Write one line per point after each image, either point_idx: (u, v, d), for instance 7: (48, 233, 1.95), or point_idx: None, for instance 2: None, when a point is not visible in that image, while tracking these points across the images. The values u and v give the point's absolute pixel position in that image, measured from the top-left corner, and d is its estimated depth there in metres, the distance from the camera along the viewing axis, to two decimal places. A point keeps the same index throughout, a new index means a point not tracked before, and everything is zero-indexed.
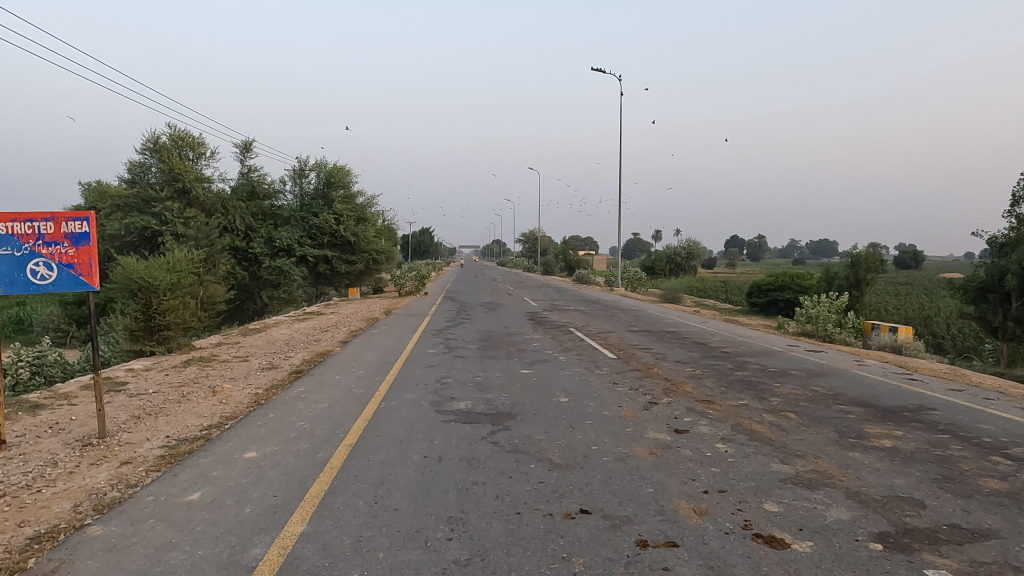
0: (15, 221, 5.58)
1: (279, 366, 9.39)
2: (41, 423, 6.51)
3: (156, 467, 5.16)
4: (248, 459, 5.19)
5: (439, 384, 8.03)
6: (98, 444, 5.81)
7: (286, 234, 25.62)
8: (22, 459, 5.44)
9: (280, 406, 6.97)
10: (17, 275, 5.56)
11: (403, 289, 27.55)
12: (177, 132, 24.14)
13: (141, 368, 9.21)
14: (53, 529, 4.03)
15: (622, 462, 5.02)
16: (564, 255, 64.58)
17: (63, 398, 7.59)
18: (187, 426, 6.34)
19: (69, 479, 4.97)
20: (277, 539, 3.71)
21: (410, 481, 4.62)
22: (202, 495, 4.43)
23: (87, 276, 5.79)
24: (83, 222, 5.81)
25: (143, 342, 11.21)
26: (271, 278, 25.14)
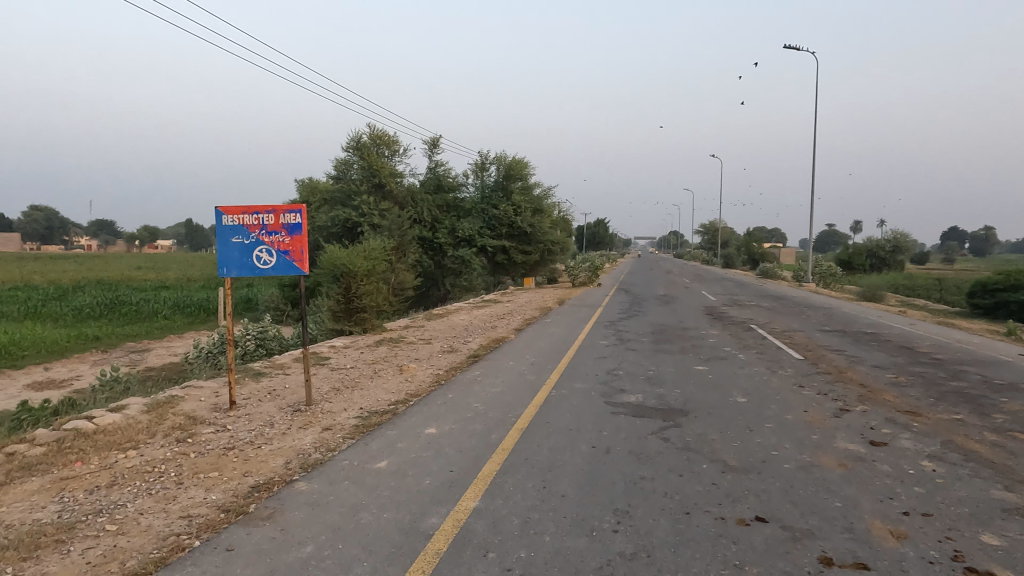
0: (245, 213, 6.52)
1: (457, 350, 9.95)
2: (262, 389, 7.54)
3: (350, 434, 5.73)
4: (428, 435, 5.58)
5: (609, 376, 7.99)
6: (306, 411, 6.59)
7: (468, 225, 26.98)
8: (247, 419, 6.34)
9: (458, 387, 7.39)
10: (246, 259, 6.53)
11: (576, 280, 27.84)
12: (376, 131, 26.40)
13: (341, 345, 10.26)
14: (269, 480, 4.65)
15: (806, 471, 4.63)
16: (746, 247, 60.95)
17: (279, 368, 8.72)
18: (377, 400, 6.98)
19: (282, 438, 5.70)
20: (451, 512, 3.93)
21: (577, 469, 4.67)
22: (388, 464, 4.84)
23: (298, 262, 6.54)
24: (296, 214, 6.54)
25: (344, 322, 12.45)
26: (454, 266, 26.66)
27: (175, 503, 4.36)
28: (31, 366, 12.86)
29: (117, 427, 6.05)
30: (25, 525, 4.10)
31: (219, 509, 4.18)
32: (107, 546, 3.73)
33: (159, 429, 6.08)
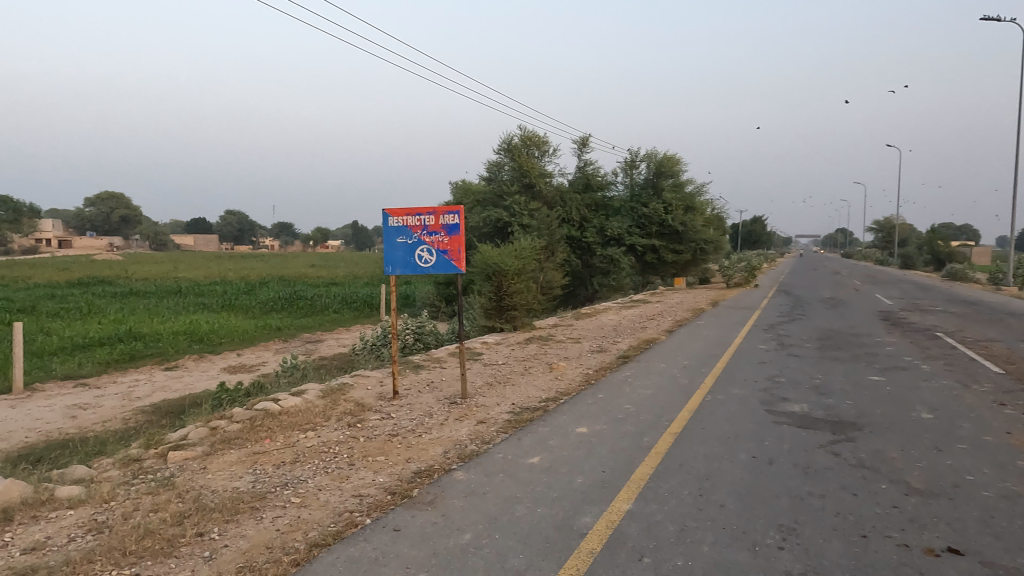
0: (409, 214, 6.96)
1: (607, 350, 9.88)
2: (421, 381, 7.99)
3: (504, 428, 5.90)
4: (580, 434, 5.60)
5: (769, 383, 7.53)
6: (462, 403, 6.88)
7: (616, 223, 26.72)
8: (409, 409, 6.74)
9: (608, 388, 7.34)
10: (408, 258, 6.94)
11: (731, 280, 26.56)
12: (527, 133, 26.93)
13: (493, 342, 10.59)
14: (430, 468, 4.92)
15: (1011, 501, 4.06)
16: (929, 245, 54.69)
17: (437, 362, 9.18)
18: (529, 396, 7.12)
19: (440, 429, 6.00)
20: (605, 512, 3.92)
21: (736, 479, 4.45)
22: (541, 460, 4.92)
23: (456, 261, 6.83)
24: (455, 214, 6.84)
25: (495, 319, 12.95)
26: (602, 266, 26.51)
27: (348, 482, 4.75)
28: (226, 352, 14.59)
29: (298, 410, 6.70)
30: (227, 492, 4.67)
31: (386, 491, 4.49)
32: (292, 517, 4.15)
33: (332, 414, 6.64)
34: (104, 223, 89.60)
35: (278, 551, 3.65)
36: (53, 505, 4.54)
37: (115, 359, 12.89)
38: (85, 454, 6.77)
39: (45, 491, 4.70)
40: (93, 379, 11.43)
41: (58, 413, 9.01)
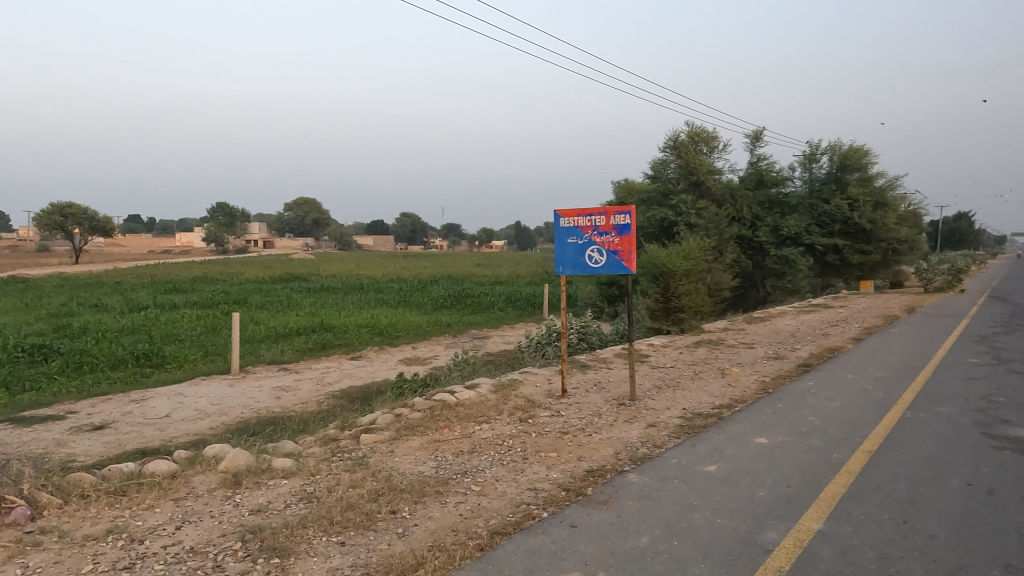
0: (580, 215, 7.05)
1: (785, 357, 9.26)
2: (589, 380, 8.03)
3: (676, 433, 5.76)
4: (759, 444, 5.32)
5: (985, 402, 6.62)
6: (630, 405, 6.82)
7: (793, 222, 24.92)
8: (577, 408, 6.82)
9: (789, 398, 6.89)
10: (579, 259, 7.03)
11: (929, 284, 23.71)
12: (695, 128, 26.00)
13: (660, 344, 10.37)
14: (602, 467, 4.94)
15: None
16: None
17: (603, 362, 9.18)
18: (700, 402, 6.88)
19: (610, 429, 6.00)
20: (792, 530, 3.69)
21: (948, 508, 3.98)
22: (718, 469, 4.75)
23: (626, 261, 6.77)
24: (626, 215, 6.79)
25: (661, 321, 12.70)
26: (776, 267, 24.85)
27: (523, 475, 4.92)
28: (403, 345, 15.70)
29: (472, 402, 7.04)
30: (414, 475, 5.03)
31: (561, 487, 4.59)
32: (474, 504, 4.38)
33: (505, 408, 6.90)
34: (300, 225, 100.32)
35: (463, 535, 3.87)
36: (271, 473, 5.18)
37: (310, 347, 14.38)
38: (290, 431, 7.63)
39: (264, 461, 5.37)
40: (293, 364, 12.85)
41: (266, 394, 10.24)
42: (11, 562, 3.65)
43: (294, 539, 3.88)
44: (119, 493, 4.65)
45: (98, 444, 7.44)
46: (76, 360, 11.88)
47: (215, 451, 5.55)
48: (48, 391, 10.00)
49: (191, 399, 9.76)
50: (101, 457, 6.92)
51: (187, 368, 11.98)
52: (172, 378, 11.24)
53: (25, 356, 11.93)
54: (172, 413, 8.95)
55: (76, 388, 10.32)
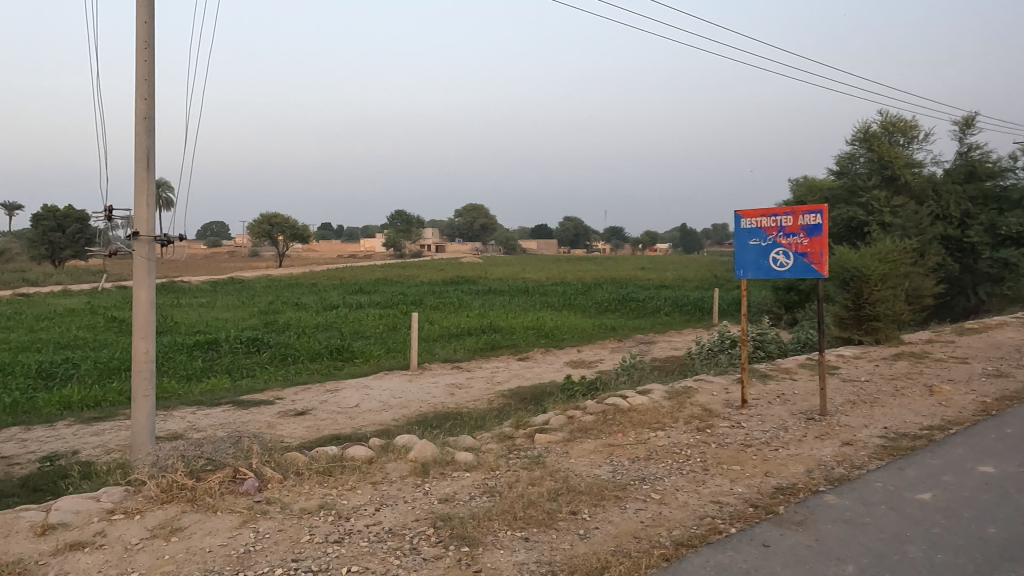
0: (764, 216, 6.67)
1: (1009, 375, 8.04)
2: (771, 392, 7.54)
3: (878, 454, 5.22)
4: (983, 474, 4.66)
5: None
6: (821, 421, 6.30)
7: (1016, 219, 21.50)
8: (760, 420, 6.43)
9: (1019, 422, 5.96)
10: (762, 262, 6.64)
11: None
12: (889, 118, 23.63)
13: (852, 356, 9.47)
14: (793, 485, 4.61)
15: None
16: None
17: (786, 373, 8.58)
18: (905, 421, 6.17)
19: (799, 445, 5.59)
20: None
21: None
22: (934, 498, 4.23)
23: (816, 264, 6.26)
24: (817, 214, 6.28)
25: (852, 330, 11.63)
26: (992, 271, 21.63)
27: (705, 486, 4.73)
28: (569, 348, 15.83)
29: (646, 408, 6.91)
30: (592, 478, 5.04)
31: (748, 503, 4.34)
32: (655, 512, 4.29)
33: (680, 416, 6.69)
34: (468, 230, 105.21)
35: (646, 542, 3.81)
36: (455, 465, 5.46)
37: (481, 347, 14.99)
38: (466, 426, 8.00)
39: (448, 453, 5.67)
40: (465, 363, 13.47)
41: (442, 390, 10.83)
42: (246, 526, 4.20)
43: (481, 530, 4.06)
44: (326, 473, 5.15)
45: (302, 427, 8.33)
46: (283, 352, 13.41)
47: (405, 440, 5.96)
48: (261, 379, 11.38)
49: (377, 392, 10.59)
50: (306, 440, 7.73)
51: (373, 363, 13.03)
52: (360, 371, 12.28)
53: (243, 347, 13.70)
54: (361, 403, 9.77)
55: (282, 377, 11.64)
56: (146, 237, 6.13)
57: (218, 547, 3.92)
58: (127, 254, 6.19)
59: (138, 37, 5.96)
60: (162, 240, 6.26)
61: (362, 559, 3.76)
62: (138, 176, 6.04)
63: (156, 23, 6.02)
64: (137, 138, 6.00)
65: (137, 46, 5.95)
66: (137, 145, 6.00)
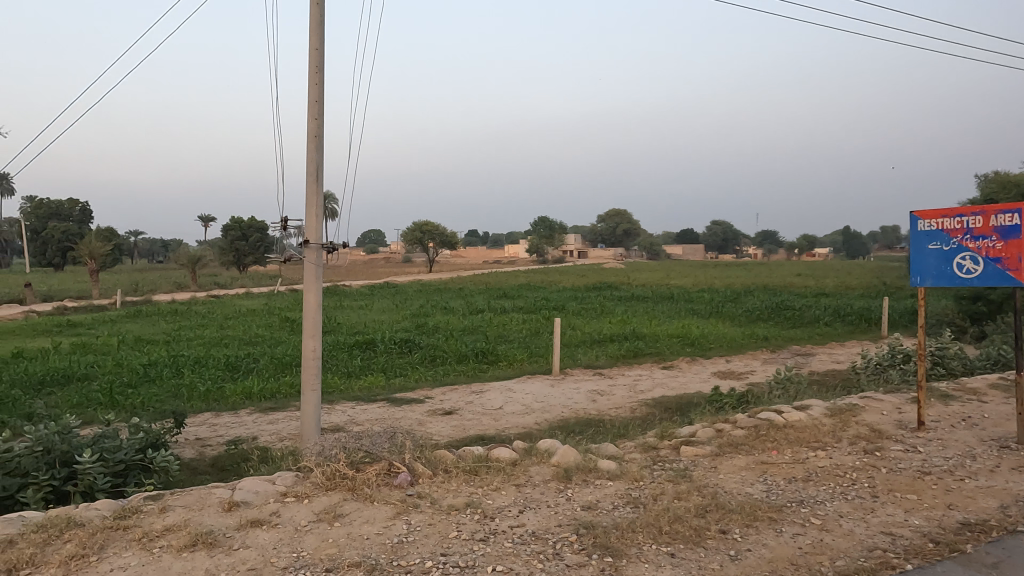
0: (946, 216, 5.95)
1: None
2: (954, 414, 6.72)
3: None
4: None
5: None
6: (1018, 450, 5.51)
7: None
8: (941, 445, 5.74)
9: None
10: (944, 268, 5.94)
11: None
12: None
13: None
14: (984, 523, 4.07)
15: None
16: None
17: (972, 393, 7.61)
18: None
19: (990, 477, 4.92)
20: None
21: None
22: None
23: (1014, 271, 5.51)
24: (1013, 213, 5.52)
25: None
26: None
27: (874, 515, 4.30)
28: (717, 357, 15.15)
29: (804, 425, 6.42)
30: (743, 496, 4.78)
31: (926, 538, 3.90)
32: (815, 538, 3.98)
33: (843, 435, 6.16)
34: (611, 236, 104.34)
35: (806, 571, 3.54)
36: (598, 473, 5.40)
37: (623, 354, 14.77)
38: (608, 434, 7.91)
39: (591, 459, 5.62)
40: (607, 369, 13.35)
41: (583, 396, 10.80)
42: (399, 517, 4.44)
43: (625, 541, 3.99)
44: (472, 472, 5.32)
45: (450, 426, 8.68)
46: (432, 353, 14.08)
47: (548, 444, 6.00)
48: (413, 379, 12.02)
49: (521, 395, 10.79)
50: (453, 438, 8.05)
51: (516, 366, 13.30)
52: (503, 374, 12.57)
53: (397, 347, 14.56)
54: (505, 406, 10.00)
55: (432, 377, 12.23)
56: (315, 245, 6.70)
57: (374, 535, 4.18)
58: (299, 260, 6.82)
59: (309, 62, 6.55)
60: (328, 247, 6.82)
61: (506, 559, 3.83)
62: (309, 189, 6.63)
63: (325, 49, 6.58)
64: (308, 154, 6.59)
65: (308, 70, 6.54)
66: (307, 161, 6.59)
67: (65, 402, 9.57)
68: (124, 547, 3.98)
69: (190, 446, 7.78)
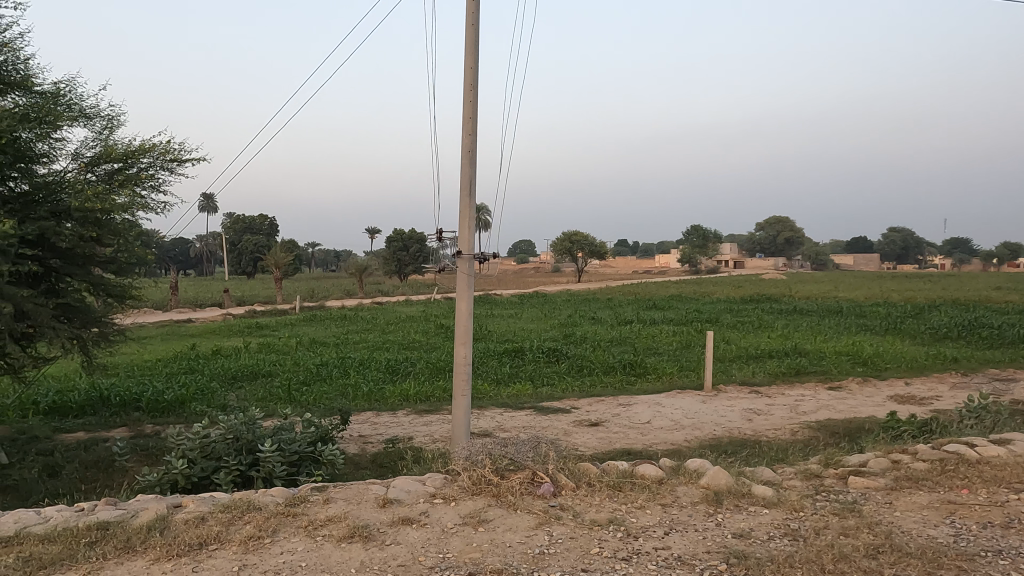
0: None
1: None
2: None
3: None
4: None
5: None
6: None
7: None
8: None
9: None
10: None
11: None
12: None
13: None
14: None
15: None
16: None
17: None
18: None
19: None
20: None
21: None
22: None
23: None
24: None
25: None
26: None
27: None
28: (893, 379, 13.65)
29: (1003, 463, 5.57)
30: (924, 539, 4.24)
31: None
32: None
33: None
34: (771, 244, 98.35)
35: None
36: (752, 499, 5.05)
37: (784, 372, 13.78)
38: (766, 457, 7.38)
39: (745, 483, 5.27)
40: (765, 387, 12.51)
41: (738, 414, 10.20)
42: (541, 528, 4.45)
43: None
44: (616, 488, 5.19)
45: (595, 438, 8.59)
46: (579, 364, 14.05)
47: (697, 464, 5.71)
48: (559, 388, 12.08)
49: (669, 410, 10.43)
50: (598, 451, 7.94)
51: (665, 380, 12.89)
52: (651, 388, 12.22)
53: (544, 357, 14.72)
54: (653, 420, 9.71)
55: (578, 387, 12.20)
56: (467, 256, 6.95)
57: (517, 543, 4.22)
58: (452, 269, 7.10)
59: (465, 81, 6.83)
60: (479, 257, 7.04)
61: None
62: (462, 202, 6.91)
63: (479, 67, 6.83)
64: (462, 168, 6.86)
65: (463, 88, 6.82)
66: (461, 175, 6.87)
67: (252, 396, 10.74)
68: (293, 533, 4.35)
69: (354, 442, 8.38)
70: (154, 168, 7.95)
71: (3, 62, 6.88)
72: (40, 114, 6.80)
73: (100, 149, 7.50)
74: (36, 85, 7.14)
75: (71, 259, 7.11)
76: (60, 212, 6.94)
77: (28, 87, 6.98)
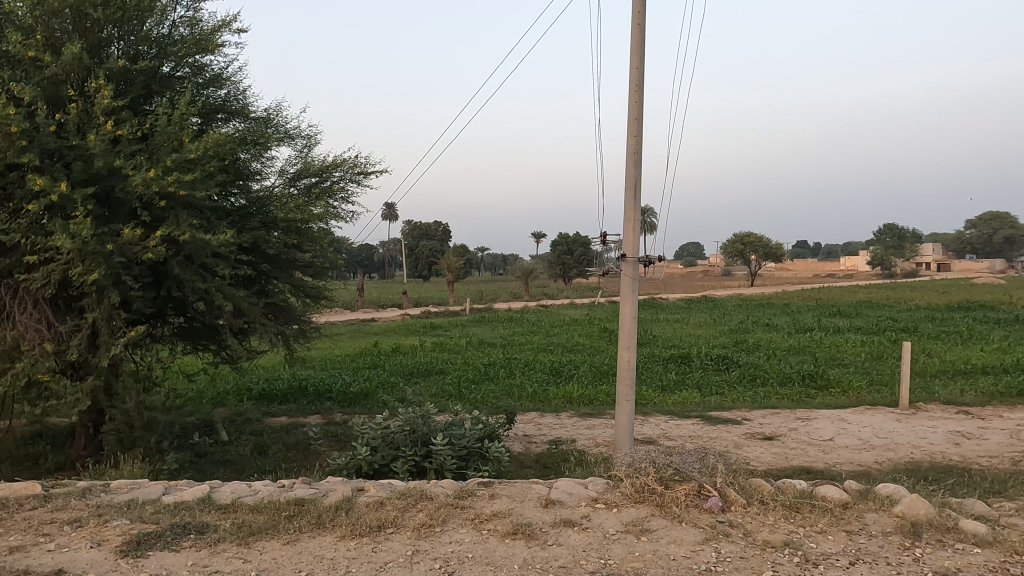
0: None
1: None
2: None
3: None
4: None
5: None
6: None
7: None
8: None
9: None
10: None
11: None
12: None
13: None
14: None
15: None
16: None
17: None
18: None
19: None
20: None
21: None
22: None
23: None
24: None
25: None
26: None
27: None
28: None
29: None
30: None
31: None
32: None
33: None
34: (987, 245, 85.98)
35: None
36: (959, 535, 4.42)
37: (1002, 391, 11.89)
38: (976, 488, 6.43)
39: (950, 516, 4.62)
40: (977, 408, 10.88)
41: (942, 437, 8.99)
42: (708, 543, 4.25)
43: None
44: (793, 509, 4.81)
45: (769, 453, 8.05)
46: (751, 373, 13.23)
47: (889, 490, 5.11)
48: (729, 398, 11.46)
49: (857, 427, 9.47)
50: (773, 467, 7.44)
51: (852, 395, 11.71)
52: (835, 402, 11.17)
53: (713, 364, 14.08)
54: (837, 438, 8.86)
55: (751, 397, 11.50)
56: (632, 259, 6.84)
57: (681, 557, 4.06)
58: (617, 273, 7.03)
59: (630, 82, 6.74)
60: (644, 261, 6.90)
61: None
62: (627, 205, 6.83)
63: (645, 67, 6.71)
64: (627, 171, 6.78)
65: (629, 89, 6.74)
66: (626, 176, 6.79)
67: (427, 391, 11.44)
68: (461, 524, 4.55)
69: (519, 441, 8.61)
70: (345, 180, 8.77)
71: (226, 93, 7.98)
72: (254, 137, 7.79)
73: (302, 165, 8.42)
74: (251, 111, 8.19)
75: (278, 264, 8.08)
76: (269, 222, 7.91)
77: (245, 114, 8.03)
